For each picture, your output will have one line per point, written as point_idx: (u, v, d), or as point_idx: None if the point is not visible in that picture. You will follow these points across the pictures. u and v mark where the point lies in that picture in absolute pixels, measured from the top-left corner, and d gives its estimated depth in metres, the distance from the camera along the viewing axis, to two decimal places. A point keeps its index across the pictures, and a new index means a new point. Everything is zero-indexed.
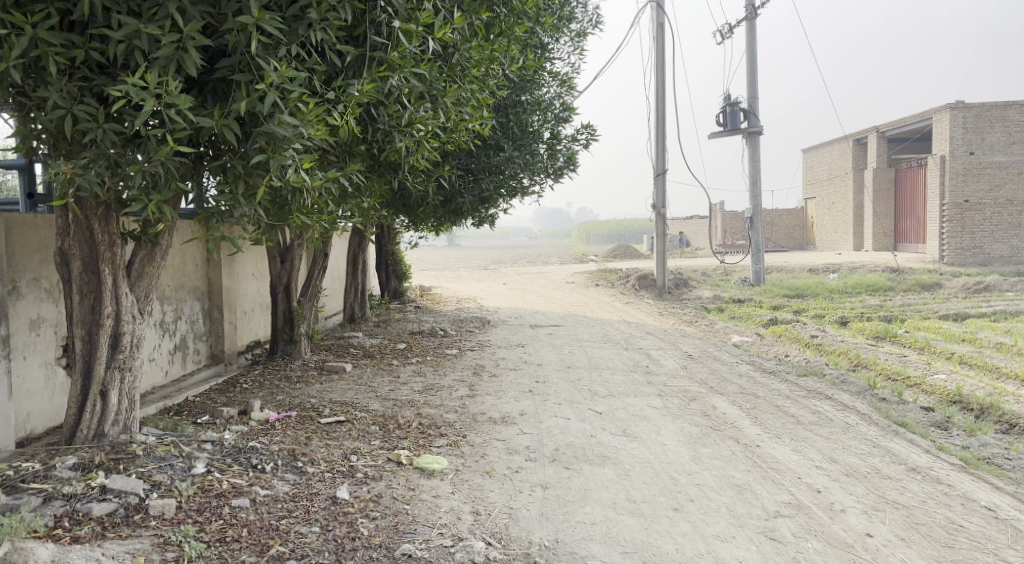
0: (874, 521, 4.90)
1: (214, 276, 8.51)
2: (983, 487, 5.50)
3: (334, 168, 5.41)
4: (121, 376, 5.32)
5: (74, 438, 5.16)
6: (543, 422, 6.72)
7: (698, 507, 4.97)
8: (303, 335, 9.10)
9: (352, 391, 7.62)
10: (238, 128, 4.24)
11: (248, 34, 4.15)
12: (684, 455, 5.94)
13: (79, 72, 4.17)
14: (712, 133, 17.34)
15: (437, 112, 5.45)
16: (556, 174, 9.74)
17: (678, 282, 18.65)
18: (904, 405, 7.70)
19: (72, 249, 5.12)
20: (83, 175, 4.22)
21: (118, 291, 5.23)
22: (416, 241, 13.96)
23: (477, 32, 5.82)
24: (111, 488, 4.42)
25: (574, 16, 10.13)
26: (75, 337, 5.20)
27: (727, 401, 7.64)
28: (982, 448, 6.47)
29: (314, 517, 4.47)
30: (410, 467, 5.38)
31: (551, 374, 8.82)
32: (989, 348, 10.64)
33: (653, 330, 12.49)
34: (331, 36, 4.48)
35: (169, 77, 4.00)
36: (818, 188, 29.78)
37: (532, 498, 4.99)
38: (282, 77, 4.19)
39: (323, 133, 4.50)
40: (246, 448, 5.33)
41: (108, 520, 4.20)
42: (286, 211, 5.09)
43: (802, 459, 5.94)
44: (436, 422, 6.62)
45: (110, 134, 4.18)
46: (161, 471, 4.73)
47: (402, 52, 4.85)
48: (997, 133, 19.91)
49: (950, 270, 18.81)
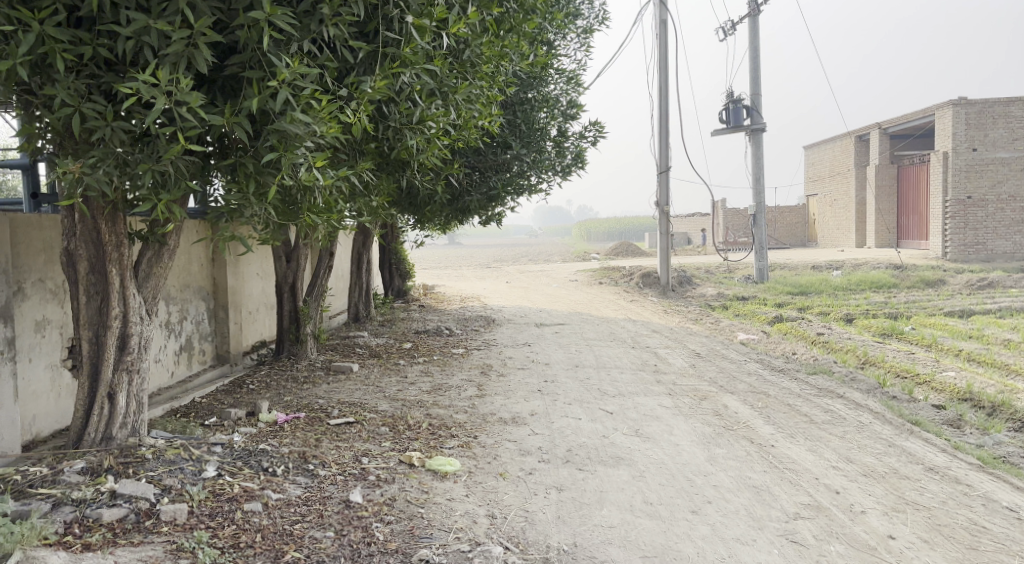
0: (895, 522, 4.83)
1: (219, 275, 8.44)
2: (1002, 487, 5.43)
3: (345, 166, 5.33)
4: (130, 379, 5.23)
5: (81, 441, 5.08)
6: (554, 423, 6.64)
7: (717, 509, 4.90)
8: (309, 335, 9.02)
9: (360, 392, 7.54)
10: (249, 126, 4.15)
11: (259, 30, 4.06)
12: (699, 456, 5.87)
13: (86, 69, 4.09)
14: (716, 130, 17.26)
15: (448, 108, 5.38)
16: (563, 172, 9.67)
17: (681, 280, 18.57)
18: (916, 404, 7.62)
19: (78, 249, 5.04)
20: (91, 174, 4.13)
21: (125, 292, 5.15)
22: (420, 239, 13.89)
23: (487, 28, 5.74)
24: (122, 493, 4.35)
25: (580, 12, 10.04)
26: (81, 339, 5.12)
27: (738, 400, 7.57)
28: (997, 446, 6.40)
29: (328, 522, 4.39)
30: (423, 469, 5.31)
31: (558, 373, 8.75)
32: (996, 345, 10.58)
33: (658, 328, 12.40)
34: (344, 32, 4.40)
35: (179, 74, 3.92)
36: (820, 185, 29.69)
37: (547, 501, 4.92)
38: (295, 73, 4.11)
39: (335, 130, 4.41)
40: (257, 451, 5.25)
41: (119, 526, 4.13)
42: (296, 211, 5.01)
43: (818, 459, 5.86)
44: (446, 422, 6.54)
45: (119, 132, 4.10)
46: (171, 475, 4.66)
47: (414, 47, 4.76)
48: (1000, 129, 19.89)
49: (954, 266, 18.74)
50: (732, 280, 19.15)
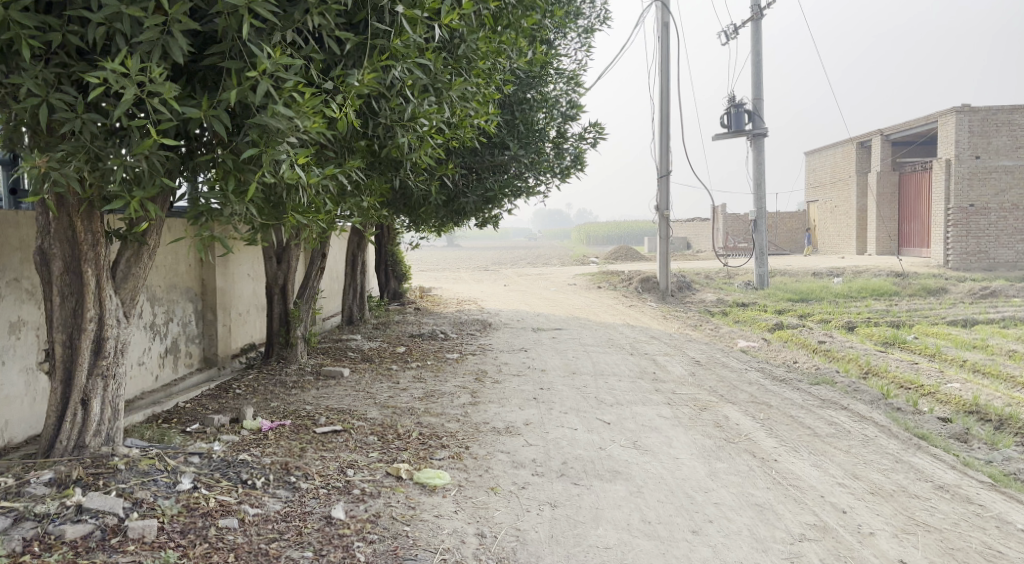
0: (906, 546, 4.60)
1: (207, 276, 8.20)
2: (1017, 508, 5.20)
3: (333, 164, 5.08)
4: (105, 384, 4.99)
5: (52, 450, 4.83)
6: (549, 433, 6.39)
7: (718, 529, 4.67)
8: (300, 338, 8.75)
9: (350, 398, 7.30)
10: (228, 119, 3.92)
11: (239, 18, 3.85)
12: (699, 471, 5.62)
13: (55, 58, 3.88)
14: (716, 135, 17.05)
15: (442, 106, 5.15)
16: (562, 174, 9.44)
17: (681, 285, 18.33)
18: (921, 416, 7.39)
19: (53, 248, 4.79)
20: (60, 169, 3.89)
21: (101, 295, 4.91)
22: (416, 240, 13.67)
23: (484, 23, 5.53)
24: (88, 507, 4.11)
25: (581, 11, 9.80)
26: (54, 343, 4.87)
27: (739, 411, 7.33)
28: (1007, 462, 6.19)
29: (307, 541, 4.16)
30: (410, 483, 5.06)
31: (555, 380, 8.51)
32: (1001, 356, 10.34)
33: (657, 333, 12.17)
34: (330, 21, 4.18)
35: (152, 63, 3.69)
36: (821, 191, 29.48)
37: (540, 519, 4.68)
38: (277, 64, 3.87)
39: (320, 126, 4.18)
40: (237, 462, 5.01)
41: (82, 545, 3.90)
42: (282, 211, 4.77)
43: (824, 476, 5.63)
44: (438, 432, 6.28)
45: (90, 125, 3.87)
46: (144, 487, 4.42)
47: (406, 40, 4.54)
48: (1003, 137, 19.58)
49: (956, 274, 18.53)
50: (732, 286, 18.96)
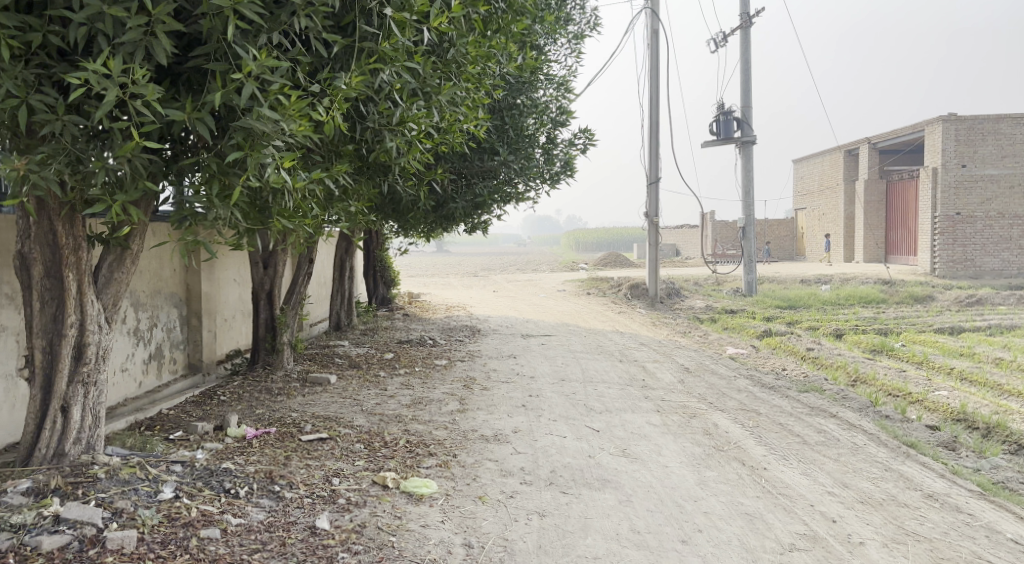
0: (896, 555, 4.57)
1: (192, 281, 8.10)
2: (1006, 517, 5.18)
3: (319, 168, 5.03)
4: (85, 391, 4.90)
5: (31, 458, 4.73)
6: (538, 441, 6.34)
7: (707, 538, 4.63)
8: (287, 344, 8.64)
9: (337, 405, 7.20)
10: (212, 122, 3.85)
11: (224, 19, 3.79)
12: (689, 479, 5.58)
13: (36, 58, 3.80)
14: (705, 142, 17.10)
15: (430, 110, 5.10)
16: (551, 180, 9.39)
17: (670, 292, 18.34)
18: (909, 423, 7.38)
19: (33, 251, 4.69)
20: (40, 172, 3.78)
21: (83, 300, 4.82)
22: (405, 245, 13.60)
23: (474, 27, 5.48)
24: (66, 518, 4.03)
25: (572, 17, 9.80)
26: (34, 348, 4.78)
27: (729, 419, 7.29)
28: (995, 471, 6.18)
29: (290, 552, 4.08)
30: (396, 492, 4.98)
31: (544, 387, 8.45)
32: (988, 363, 10.36)
33: (647, 340, 12.14)
34: (317, 23, 4.14)
35: (135, 64, 3.62)
36: (809, 199, 29.61)
37: (528, 529, 4.62)
38: (262, 66, 3.82)
39: (306, 129, 4.13)
40: (220, 470, 4.92)
41: (59, 556, 3.81)
42: (268, 215, 4.69)
43: (813, 485, 5.60)
44: (425, 440, 6.21)
45: (71, 127, 3.80)
46: (124, 497, 4.34)
47: (394, 43, 4.50)
48: (989, 146, 19.74)
49: (942, 282, 18.62)
50: (721, 293, 18.98)
